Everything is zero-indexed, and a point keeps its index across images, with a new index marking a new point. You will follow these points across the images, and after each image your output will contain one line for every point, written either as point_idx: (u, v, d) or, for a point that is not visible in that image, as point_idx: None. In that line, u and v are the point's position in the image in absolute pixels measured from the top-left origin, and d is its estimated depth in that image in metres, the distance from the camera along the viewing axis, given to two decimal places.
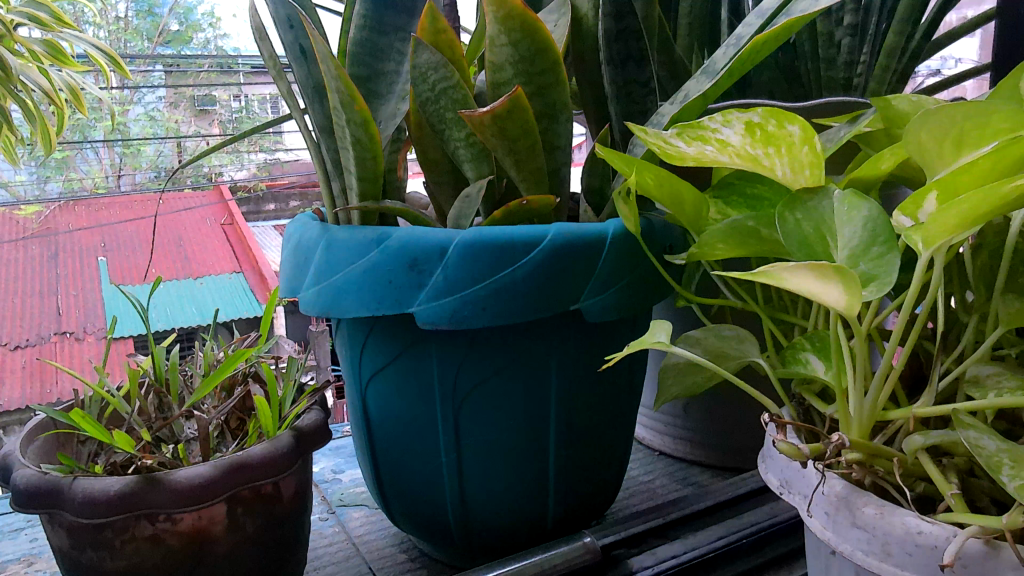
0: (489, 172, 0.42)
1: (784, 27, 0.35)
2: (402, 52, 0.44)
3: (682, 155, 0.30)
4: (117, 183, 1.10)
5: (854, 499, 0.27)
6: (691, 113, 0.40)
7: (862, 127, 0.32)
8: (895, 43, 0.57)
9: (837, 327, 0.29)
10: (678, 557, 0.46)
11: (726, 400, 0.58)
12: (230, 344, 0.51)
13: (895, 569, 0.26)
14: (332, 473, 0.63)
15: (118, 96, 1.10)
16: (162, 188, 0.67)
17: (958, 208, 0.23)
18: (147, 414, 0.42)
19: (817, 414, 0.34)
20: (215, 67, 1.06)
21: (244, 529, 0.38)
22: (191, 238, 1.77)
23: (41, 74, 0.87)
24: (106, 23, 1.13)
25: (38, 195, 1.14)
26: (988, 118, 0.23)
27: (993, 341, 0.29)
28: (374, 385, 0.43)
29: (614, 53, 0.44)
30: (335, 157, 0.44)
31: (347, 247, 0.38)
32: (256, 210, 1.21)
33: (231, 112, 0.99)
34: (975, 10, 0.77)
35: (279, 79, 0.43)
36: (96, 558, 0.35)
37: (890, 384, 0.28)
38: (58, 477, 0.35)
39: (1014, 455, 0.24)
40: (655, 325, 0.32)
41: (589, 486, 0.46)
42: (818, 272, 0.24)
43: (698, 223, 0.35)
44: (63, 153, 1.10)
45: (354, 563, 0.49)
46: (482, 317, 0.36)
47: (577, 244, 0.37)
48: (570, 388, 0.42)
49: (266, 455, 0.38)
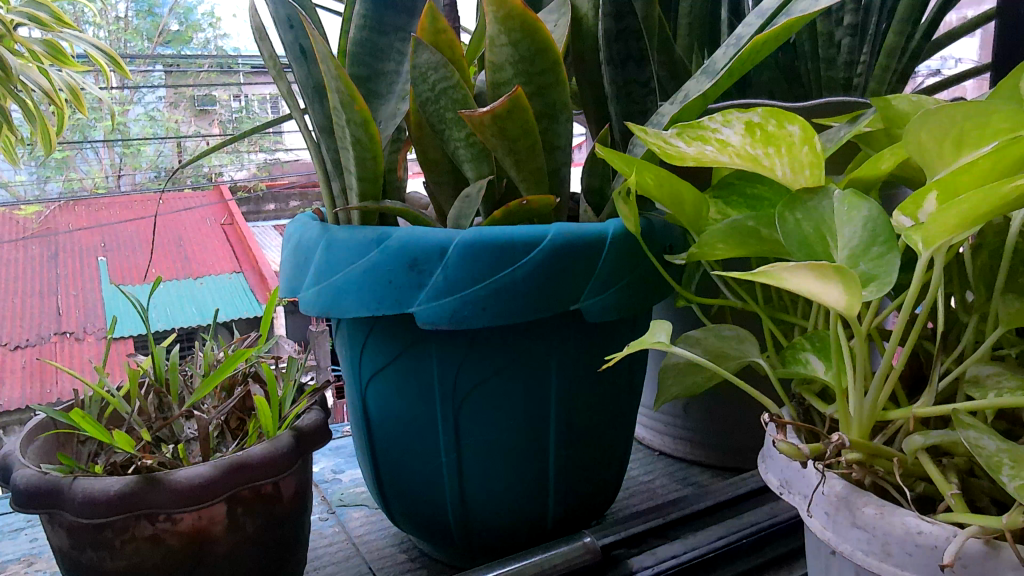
0: (489, 172, 0.42)
1: (784, 27, 0.35)
2: (402, 52, 0.44)
3: (681, 155, 0.30)
4: (118, 183, 1.10)
5: (854, 499, 0.27)
6: (691, 112, 0.40)
7: (862, 128, 0.32)
8: (895, 42, 0.57)
9: (837, 327, 0.29)
10: (677, 557, 0.46)
11: (726, 400, 0.58)
12: (230, 343, 0.51)
13: (895, 569, 0.26)
14: (332, 473, 0.63)
15: (118, 97, 1.10)
16: (162, 188, 0.67)
17: (958, 208, 0.23)
18: (148, 414, 0.42)
19: (817, 414, 0.34)
20: (214, 67, 1.06)
21: (244, 529, 0.38)
22: (191, 237, 1.77)
23: (41, 74, 0.87)
24: (106, 24, 1.13)
25: (39, 195, 1.14)
26: (988, 118, 0.23)
27: (993, 341, 0.29)
28: (374, 385, 0.43)
29: (614, 53, 0.44)
30: (335, 157, 0.44)
31: (347, 247, 0.38)
32: (256, 210, 1.21)
33: (231, 112, 0.99)
34: (975, 10, 0.77)
35: (279, 79, 0.43)
36: (96, 558, 0.35)
37: (890, 384, 0.28)
38: (58, 476, 0.35)
39: (1014, 455, 0.24)
40: (655, 325, 0.32)
41: (588, 486, 0.46)
42: (818, 273, 0.24)
43: (698, 223, 0.35)
44: (63, 153, 1.09)
45: (354, 563, 0.49)
46: (482, 317, 0.36)
47: (577, 244, 0.37)
48: (570, 388, 0.42)
49: (266, 455, 0.38)
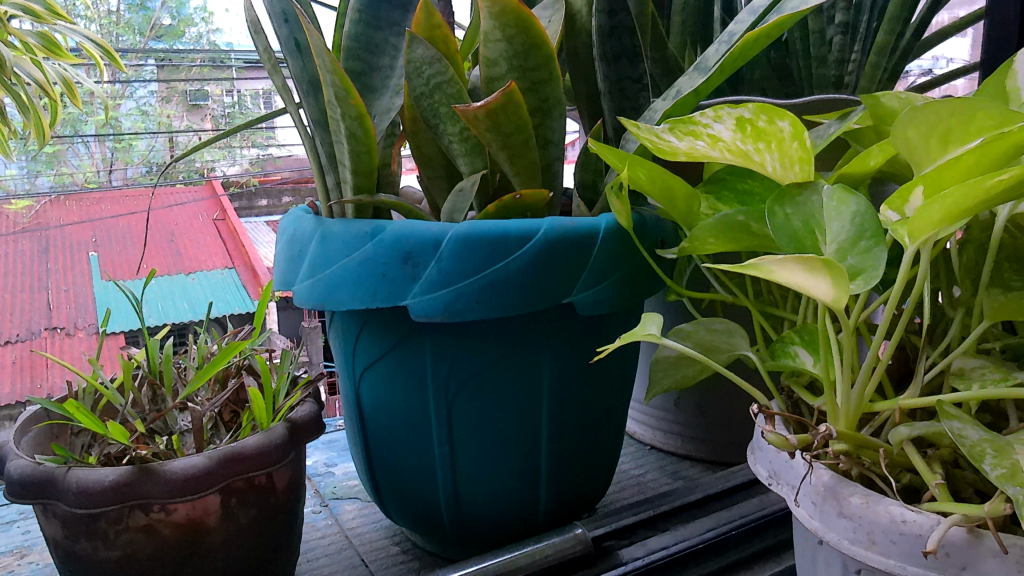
0: (483, 167, 0.42)
1: (775, 24, 0.35)
2: (396, 47, 0.45)
3: (674, 150, 0.31)
4: (110, 178, 0.98)
5: (840, 489, 0.28)
6: (683, 109, 0.41)
7: (851, 125, 0.33)
8: (886, 41, 0.58)
9: (825, 320, 0.29)
10: (667, 548, 0.47)
11: (716, 394, 0.58)
12: (224, 336, 0.52)
13: (881, 557, 0.26)
14: (325, 467, 0.63)
15: (110, 92, 0.95)
16: (154, 182, 0.66)
17: (943, 202, 0.23)
18: (142, 406, 0.43)
19: (805, 407, 0.35)
20: (207, 62, 0.93)
21: (238, 520, 0.38)
22: (183, 232, 1.76)
23: (35, 66, 0.86)
24: (98, 17, 0.93)
25: (29, 189, 0.97)
26: (972, 114, 0.24)
27: (978, 334, 0.29)
28: (368, 378, 0.43)
29: (608, 49, 0.45)
30: (330, 150, 0.44)
31: (341, 240, 0.39)
32: (248, 207, 1.19)
33: (223, 108, 0.93)
34: (966, 10, 0.77)
35: (273, 73, 0.43)
36: (90, 548, 0.36)
37: (876, 376, 0.29)
38: (52, 467, 0.35)
39: (996, 445, 0.25)
40: (646, 317, 0.32)
41: (580, 479, 0.46)
42: (807, 265, 0.24)
43: (689, 218, 0.36)
44: (52, 146, 0.95)
45: (346, 555, 0.49)
46: (476, 311, 0.37)
47: (569, 238, 0.38)
48: (562, 382, 0.42)
49: (261, 446, 0.38)
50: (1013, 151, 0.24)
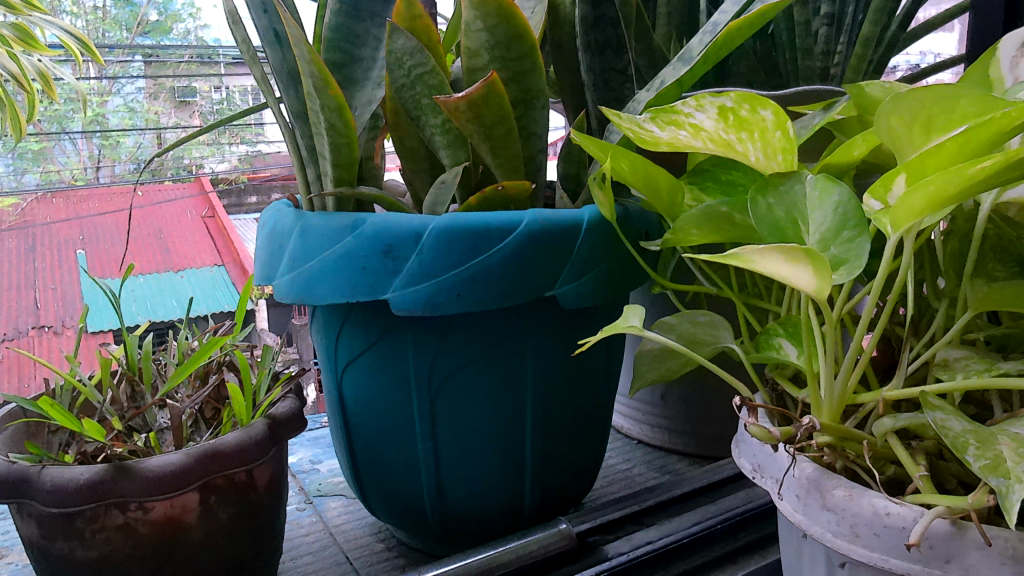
0: (465, 159, 0.41)
1: (758, 14, 0.35)
2: (378, 38, 0.44)
3: (656, 141, 0.30)
4: (97, 175, 0.95)
5: (824, 482, 0.27)
6: (666, 99, 0.40)
7: (834, 115, 0.33)
8: (871, 33, 0.57)
9: (808, 311, 0.29)
10: (653, 543, 0.46)
11: (702, 388, 0.58)
12: (205, 331, 0.51)
13: (865, 550, 0.26)
14: (310, 464, 0.63)
15: (97, 88, 0.89)
16: (137, 179, 0.66)
17: (926, 190, 0.23)
18: (119, 403, 0.42)
19: (789, 399, 0.35)
20: (194, 59, 0.91)
21: (218, 518, 0.38)
22: (171, 230, 1.74)
23: (9, 58, 0.80)
24: (81, 13, 0.89)
25: (15, 188, 0.89)
26: (956, 102, 0.23)
27: (962, 325, 0.29)
28: (350, 372, 0.43)
29: (591, 40, 0.44)
30: (310, 144, 0.44)
31: (320, 233, 0.38)
32: (238, 204, 1.17)
33: (211, 104, 0.86)
34: (950, 5, 0.78)
35: (253, 65, 0.42)
36: (66, 548, 0.35)
37: (859, 367, 0.28)
38: (26, 465, 0.35)
39: (979, 436, 0.24)
40: (628, 309, 0.31)
41: (565, 472, 0.46)
42: (788, 255, 0.24)
43: (673, 210, 0.35)
44: (37, 142, 0.91)
45: (331, 553, 0.49)
46: (457, 304, 0.36)
47: (552, 231, 0.37)
48: (546, 375, 0.42)
49: (241, 443, 0.37)
50: (998, 137, 0.23)
